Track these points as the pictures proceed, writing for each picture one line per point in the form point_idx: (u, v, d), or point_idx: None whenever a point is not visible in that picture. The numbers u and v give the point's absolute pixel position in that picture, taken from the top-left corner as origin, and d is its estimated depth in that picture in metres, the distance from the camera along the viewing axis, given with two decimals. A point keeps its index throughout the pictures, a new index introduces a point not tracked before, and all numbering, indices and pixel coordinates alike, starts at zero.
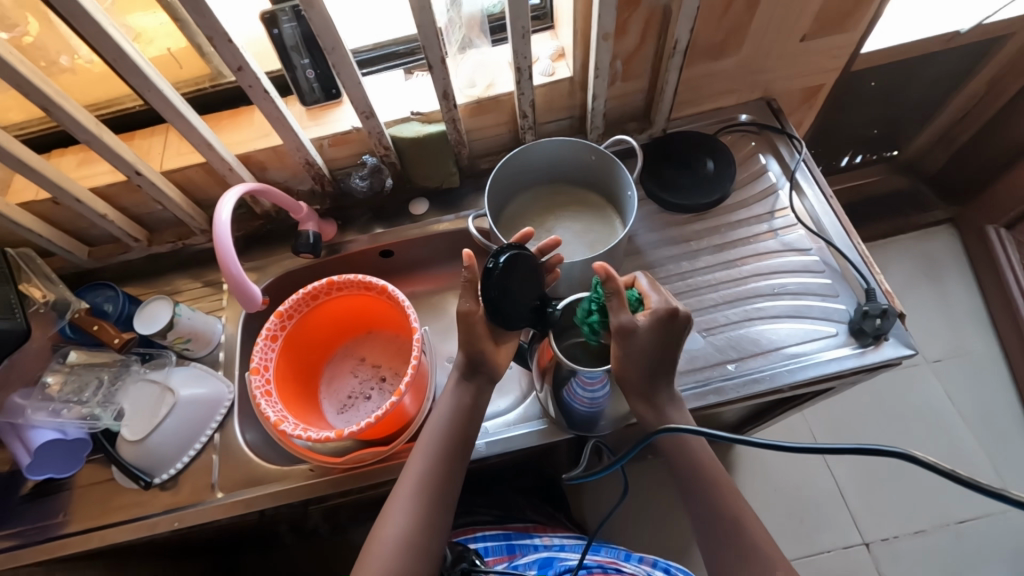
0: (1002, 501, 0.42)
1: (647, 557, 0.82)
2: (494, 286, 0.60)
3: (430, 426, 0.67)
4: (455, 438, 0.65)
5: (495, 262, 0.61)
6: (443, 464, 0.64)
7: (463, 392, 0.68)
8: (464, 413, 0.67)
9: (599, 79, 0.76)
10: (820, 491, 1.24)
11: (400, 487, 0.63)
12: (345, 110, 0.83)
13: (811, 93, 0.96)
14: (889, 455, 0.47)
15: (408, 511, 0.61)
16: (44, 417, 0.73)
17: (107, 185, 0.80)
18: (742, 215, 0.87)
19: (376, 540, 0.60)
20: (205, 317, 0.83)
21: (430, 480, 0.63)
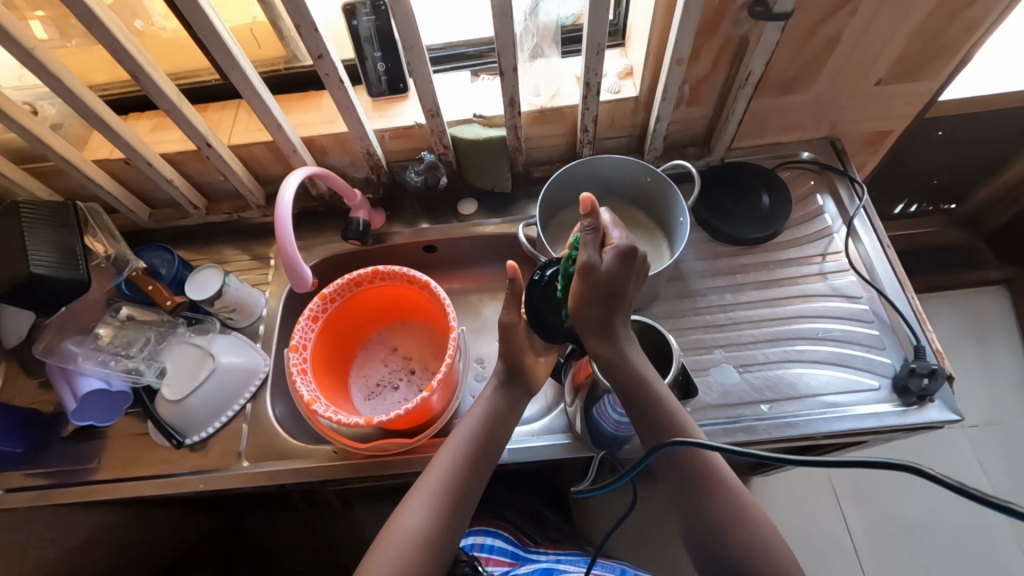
0: (1005, 513, 0.37)
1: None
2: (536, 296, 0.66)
3: (464, 426, 0.67)
4: (484, 443, 0.65)
5: (541, 274, 0.67)
6: (468, 467, 0.64)
7: (500, 401, 0.68)
8: (498, 420, 0.67)
9: (666, 102, 0.76)
10: (833, 543, 1.15)
11: (421, 483, 0.63)
12: (409, 105, 0.84)
13: (878, 138, 0.94)
14: (893, 468, 0.43)
15: (427, 508, 0.60)
16: (93, 366, 0.77)
17: (176, 152, 0.83)
18: (792, 254, 0.86)
19: (393, 529, 0.60)
20: (251, 290, 0.86)
21: (453, 480, 0.62)
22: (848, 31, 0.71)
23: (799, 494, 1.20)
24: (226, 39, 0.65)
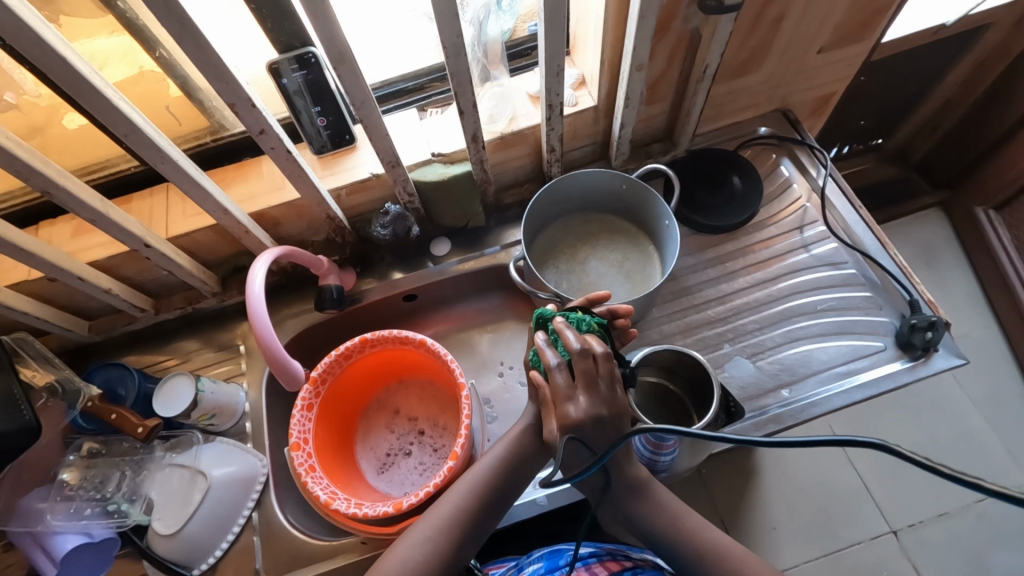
0: (977, 491, 0.40)
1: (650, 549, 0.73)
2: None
3: (479, 465, 0.61)
4: (495, 487, 0.60)
5: (561, 334, 0.60)
6: (475, 509, 0.58)
7: (523, 441, 0.62)
8: (518, 464, 0.61)
9: (628, 108, 0.74)
10: (845, 486, 1.06)
11: (418, 523, 0.58)
12: (361, 154, 0.78)
13: (822, 101, 0.96)
14: (865, 445, 0.45)
15: (421, 549, 0.55)
16: (66, 520, 0.68)
17: (106, 258, 0.73)
18: (772, 232, 0.86)
19: (384, 560, 0.55)
20: (227, 387, 0.78)
21: (457, 519, 0.57)
22: (791, 9, 0.71)
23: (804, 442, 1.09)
24: (151, 132, 0.57)
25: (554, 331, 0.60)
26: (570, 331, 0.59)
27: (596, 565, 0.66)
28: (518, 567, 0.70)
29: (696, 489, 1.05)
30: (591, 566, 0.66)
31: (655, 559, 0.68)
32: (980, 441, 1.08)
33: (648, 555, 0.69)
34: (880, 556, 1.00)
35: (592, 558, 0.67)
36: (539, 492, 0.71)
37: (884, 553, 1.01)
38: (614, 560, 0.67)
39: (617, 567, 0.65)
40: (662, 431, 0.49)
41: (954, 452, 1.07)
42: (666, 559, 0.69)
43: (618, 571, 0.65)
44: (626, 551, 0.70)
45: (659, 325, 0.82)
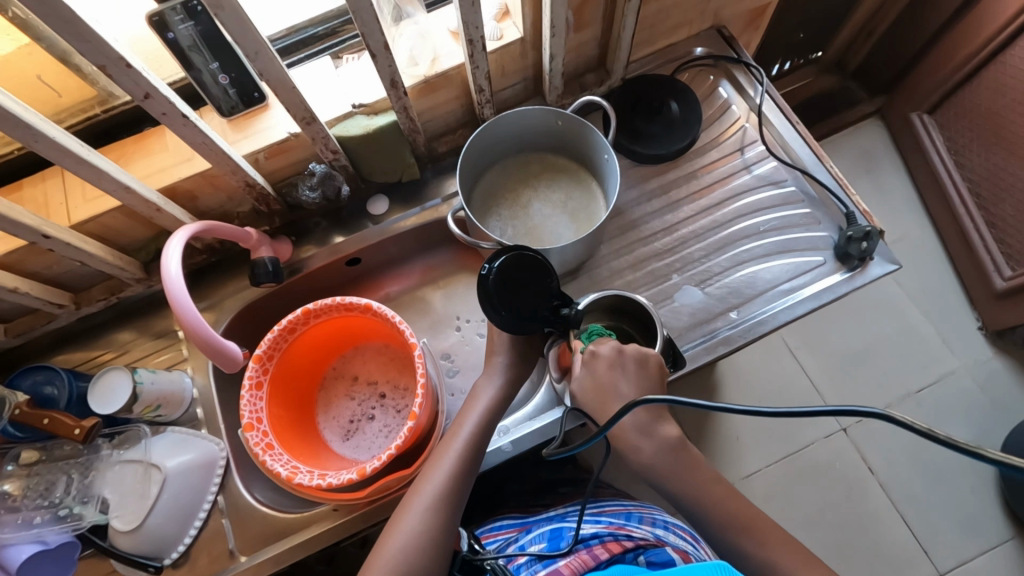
0: (976, 460, 0.40)
1: (645, 514, 0.75)
2: (497, 296, 0.62)
3: (458, 434, 0.64)
4: (474, 457, 0.63)
5: (490, 267, 0.62)
6: (461, 483, 0.61)
7: (492, 412, 0.66)
8: (486, 422, 0.65)
9: (555, 38, 0.69)
10: (796, 393, 1.12)
11: (414, 496, 0.60)
12: (274, 114, 0.71)
13: (756, 15, 0.93)
14: (866, 415, 0.45)
15: (417, 523, 0.58)
16: (16, 531, 0.65)
17: (4, 254, 0.66)
18: (714, 155, 0.85)
19: (389, 535, 0.58)
20: (170, 376, 0.74)
21: (449, 489, 0.60)
22: None
23: (757, 358, 1.14)
24: (12, 107, 0.50)
25: (483, 266, 0.63)
26: (499, 265, 0.62)
27: (597, 547, 0.65)
28: (518, 547, 0.73)
29: None
30: (592, 548, 0.65)
31: (653, 534, 0.68)
32: (915, 339, 1.15)
33: (646, 530, 0.70)
34: (831, 451, 1.08)
35: (593, 539, 0.67)
36: (504, 439, 0.72)
37: (835, 447, 1.08)
38: (615, 540, 0.65)
39: (618, 548, 0.63)
40: (662, 401, 0.49)
41: (893, 351, 1.14)
42: (663, 529, 0.71)
43: (620, 553, 0.63)
44: (626, 528, 0.69)
45: (609, 263, 0.82)
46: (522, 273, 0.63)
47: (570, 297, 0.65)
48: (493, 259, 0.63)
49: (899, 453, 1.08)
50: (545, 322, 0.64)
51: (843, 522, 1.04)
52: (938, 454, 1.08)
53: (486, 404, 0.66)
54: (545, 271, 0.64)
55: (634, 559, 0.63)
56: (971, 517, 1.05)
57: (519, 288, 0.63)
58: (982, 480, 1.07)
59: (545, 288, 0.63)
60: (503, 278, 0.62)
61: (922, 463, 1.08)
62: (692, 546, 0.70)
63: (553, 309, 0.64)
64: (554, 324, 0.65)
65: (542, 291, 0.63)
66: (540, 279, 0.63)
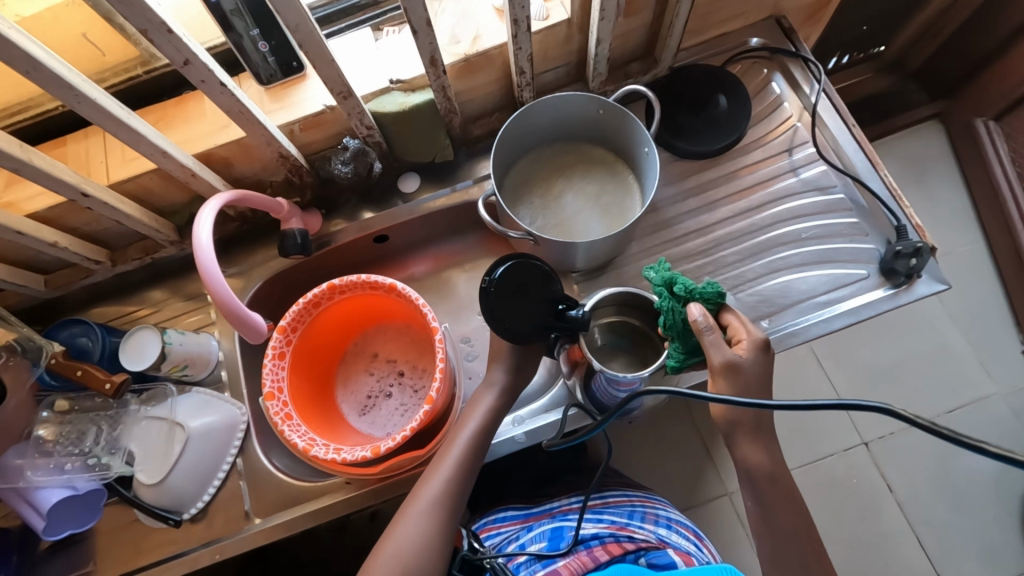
0: (981, 455, 0.41)
1: (648, 512, 0.75)
2: (498, 305, 0.61)
3: (456, 440, 0.64)
4: (472, 464, 0.63)
5: (489, 278, 0.61)
6: (462, 482, 0.62)
7: (491, 419, 0.66)
8: (485, 428, 0.65)
9: (604, 22, 0.66)
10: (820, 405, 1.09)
11: (414, 500, 0.61)
12: (311, 85, 0.71)
13: (819, 5, 0.87)
14: (869, 409, 0.46)
15: (417, 528, 0.58)
16: (48, 475, 0.68)
17: (46, 209, 0.68)
18: (759, 155, 0.82)
19: (390, 537, 0.59)
20: (197, 339, 0.76)
21: (446, 495, 0.61)
22: None
23: (783, 366, 1.11)
24: (57, 66, 0.50)
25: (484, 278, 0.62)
26: (499, 274, 0.61)
27: (597, 548, 0.66)
28: (519, 545, 0.73)
29: (679, 415, 1.08)
30: (592, 550, 0.66)
31: (655, 535, 0.68)
32: (953, 359, 1.10)
33: (648, 530, 0.70)
34: (851, 468, 1.05)
35: (594, 541, 0.67)
36: (518, 431, 0.72)
37: (856, 464, 1.06)
38: (616, 542, 0.66)
39: (618, 550, 0.64)
40: (663, 392, 0.52)
41: (929, 371, 1.10)
42: (666, 528, 0.71)
43: (620, 554, 0.64)
44: (628, 529, 0.69)
45: (639, 260, 0.79)
46: (523, 282, 0.61)
47: (575, 298, 0.63)
48: (494, 267, 0.62)
49: (923, 476, 1.05)
50: (551, 327, 0.62)
51: (857, 540, 1.02)
52: (965, 481, 1.04)
53: (485, 411, 0.66)
54: (546, 275, 0.62)
55: (634, 561, 0.63)
56: (993, 548, 1.01)
57: (520, 297, 0.61)
58: (1009, 509, 1.03)
59: (547, 294, 0.62)
60: (502, 286, 0.61)
61: (946, 487, 1.04)
62: (694, 546, 0.69)
63: (556, 312, 0.62)
64: (560, 329, 0.62)
65: (544, 297, 0.62)
66: (541, 283, 0.62)
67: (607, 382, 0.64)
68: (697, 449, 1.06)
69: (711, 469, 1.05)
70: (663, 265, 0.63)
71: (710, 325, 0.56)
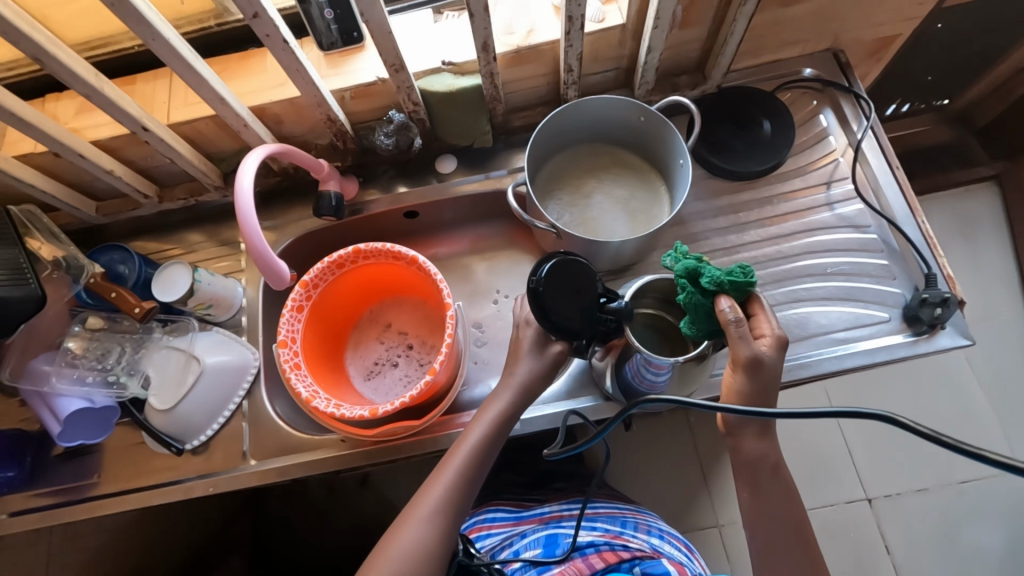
0: (979, 461, 0.38)
1: (641, 521, 0.76)
2: (548, 303, 0.57)
3: (465, 443, 0.60)
4: (479, 469, 0.59)
5: (537, 276, 0.58)
6: (466, 490, 0.59)
7: (504, 421, 0.61)
8: (496, 430, 0.61)
9: (657, 30, 0.67)
10: (826, 450, 1.07)
11: (417, 504, 0.57)
12: (367, 57, 0.74)
13: (882, 45, 0.86)
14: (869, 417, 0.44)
15: (419, 536, 0.55)
16: (70, 385, 0.72)
17: (109, 138, 0.73)
18: (796, 185, 0.81)
19: (390, 543, 0.56)
20: (225, 282, 0.80)
21: (450, 502, 0.57)
22: None
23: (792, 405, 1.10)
24: (139, 3, 0.54)
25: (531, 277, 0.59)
26: (547, 270, 0.58)
27: (594, 556, 0.69)
28: (513, 552, 0.76)
29: (679, 437, 1.07)
30: (588, 557, 0.69)
31: (649, 544, 0.70)
32: (974, 426, 1.06)
33: (641, 539, 0.72)
34: (849, 520, 1.03)
35: (589, 548, 0.71)
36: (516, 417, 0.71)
37: (854, 517, 1.03)
38: (611, 550, 0.69)
39: (614, 559, 0.67)
40: (663, 400, 0.51)
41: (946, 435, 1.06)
42: (659, 539, 0.72)
43: (615, 563, 0.66)
44: (622, 538, 0.72)
45: (659, 270, 0.79)
46: (569, 279, 0.58)
47: (614, 290, 0.62)
48: (538, 266, 0.59)
49: (924, 540, 1.01)
50: (598, 322, 0.59)
51: None
52: (967, 554, 1.00)
53: (499, 413, 0.62)
54: (587, 269, 0.60)
55: (629, 570, 0.66)
56: None
57: (567, 293, 0.58)
58: None
59: (590, 287, 0.59)
60: (551, 284, 0.57)
61: (947, 555, 1.01)
62: (686, 557, 0.70)
63: (600, 306, 0.60)
64: (606, 323, 0.60)
65: (589, 291, 0.59)
66: (584, 277, 0.59)
67: (640, 362, 0.63)
68: (693, 473, 1.05)
69: (704, 497, 1.04)
70: (682, 250, 0.58)
71: (738, 317, 0.52)
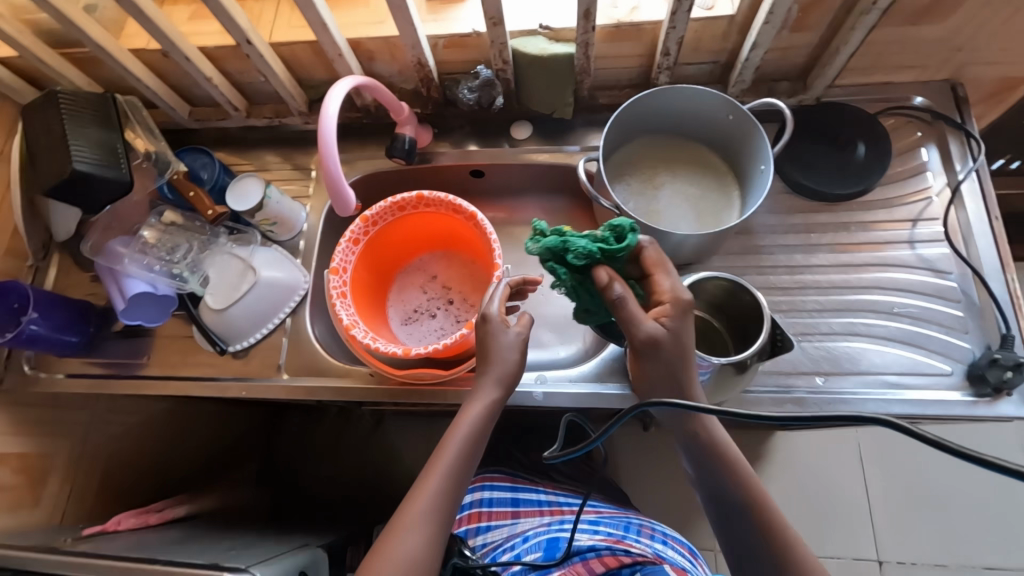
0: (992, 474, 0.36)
1: (646, 527, 0.75)
2: (591, 287, 0.58)
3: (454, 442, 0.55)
4: (469, 469, 0.55)
5: None
6: (456, 493, 0.55)
7: (490, 416, 0.57)
8: (483, 426, 0.57)
9: (768, 25, 0.64)
10: (845, 500, 1.02)
11: (408, 509, 0.53)
12: (467, 8, 0.74)
13: (1008, 87, 0.79)
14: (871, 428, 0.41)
15: (415, 545, 0.51)
16: (138, 269, 0.78)
17: (214, 47, 0.77)
18: (879, 216, 0.77)
19: (381, 554, 0.51)
20: (292, 204, 0.83)
21: (443, 507, 0.53)
22: None
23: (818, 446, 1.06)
24: None
25: None
26: None
27: (593, 560, 0.68)
28: (513, 554, 0.76)
29: None
30: (588, 562, 0.68)
31: (652, 550, 0.69)
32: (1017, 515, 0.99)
33: (644, 544, 0.71)
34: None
35: (589, 552, 0.69)
36: (538, 388, 0.72)
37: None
38: (612, 555, 0.68)
39: (614, 564, 0.66)
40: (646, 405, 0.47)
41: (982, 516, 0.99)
42: (661, 545, 0.72)
43: (614, 569, 0.66)
44: (624, 543, 0.70)
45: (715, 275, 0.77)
46: None
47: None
48: None
49: None
50: None
51: None
52: None
53: (485, 408, 0.57)
54: None
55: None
56: None
57: None
58: None
59: None
60: None
61: None
62: (689, 563, 0.71)
63: None
64: None
65: None
66: None
67: None
68: None
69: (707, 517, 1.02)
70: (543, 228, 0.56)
71: (624, 291, 0.50)
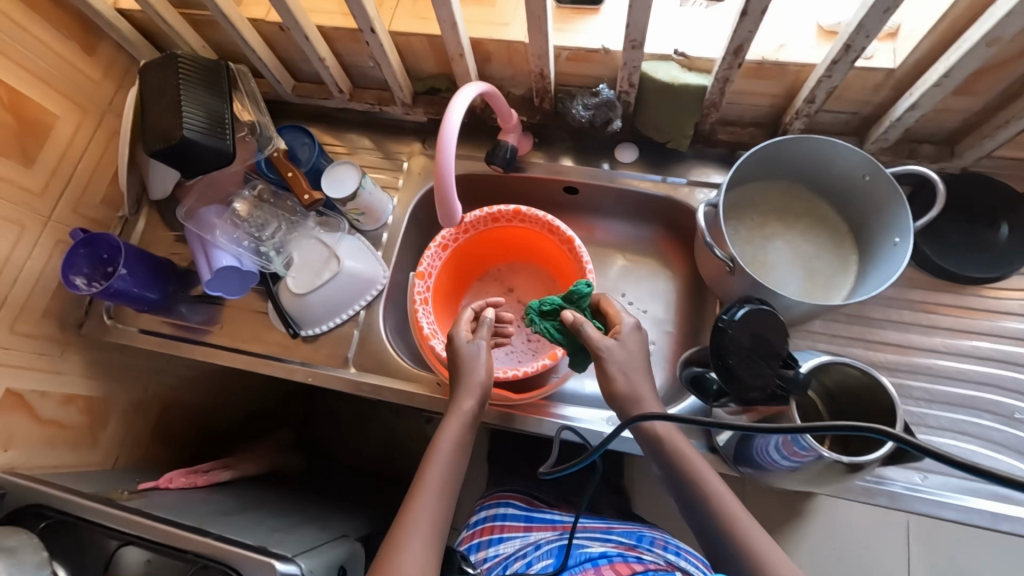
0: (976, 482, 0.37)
1: (657, 538, 0.76)
2: (730, 345, 0.55)
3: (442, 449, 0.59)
4: (460, 469, 0.59)
5: (728, 318, 0.57)
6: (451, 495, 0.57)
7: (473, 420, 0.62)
8: (465, 429, 0.61)
9: (937, 89, 0.58)
10: None
11: (411, 516, 0.55)
12: (599, 21, 0.70)
13: None
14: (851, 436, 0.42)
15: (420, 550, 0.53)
16: (227, 242, 0.77)
17: (332, 28, 0.75)
18: (1011, 308, 0.70)
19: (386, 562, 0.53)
20: (383, 195, 0.82)
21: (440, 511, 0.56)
22: None
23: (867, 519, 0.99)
24: None
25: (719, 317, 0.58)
26: (739, 314, 0.56)
27: (604, 566, 0.67)
28: (525, 562, 0.76)
29: None
30: (600, 567, 0.67)
31: (664, 558, 0.71)
32: None
33: (656, 553, 0.72)
34: None
35: (602, 558, 0.69)
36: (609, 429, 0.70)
37: None
38: (624, 562, 0.68)
39: (626, 569, 0.66)
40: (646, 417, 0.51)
41: None
42: (674, 555, 0.73)
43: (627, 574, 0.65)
44: (636, 550, 0.72)
45: (815, 341, 0.72)
46: (760, 332, 0.56)
47: (795, 359, 0.56)
48: (731, 308, 0.58)
49: None
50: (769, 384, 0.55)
51: None
52: None
53: (466, 415, 0.61)
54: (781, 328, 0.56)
55: None
56: None
57: (754, 345, 0.55)
58: None
59: (777, 347, 0.56)
60: (741, 328, 0.56)
61: None
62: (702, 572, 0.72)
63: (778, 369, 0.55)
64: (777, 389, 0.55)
65: (775, 351, 0.55)
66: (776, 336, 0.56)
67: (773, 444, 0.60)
68: None
69: None
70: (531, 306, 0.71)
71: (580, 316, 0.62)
